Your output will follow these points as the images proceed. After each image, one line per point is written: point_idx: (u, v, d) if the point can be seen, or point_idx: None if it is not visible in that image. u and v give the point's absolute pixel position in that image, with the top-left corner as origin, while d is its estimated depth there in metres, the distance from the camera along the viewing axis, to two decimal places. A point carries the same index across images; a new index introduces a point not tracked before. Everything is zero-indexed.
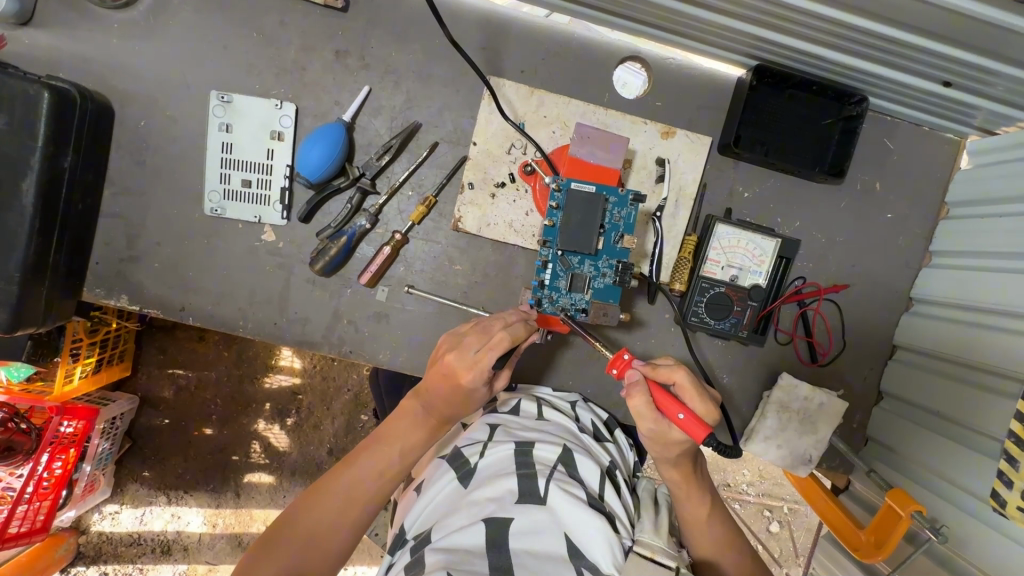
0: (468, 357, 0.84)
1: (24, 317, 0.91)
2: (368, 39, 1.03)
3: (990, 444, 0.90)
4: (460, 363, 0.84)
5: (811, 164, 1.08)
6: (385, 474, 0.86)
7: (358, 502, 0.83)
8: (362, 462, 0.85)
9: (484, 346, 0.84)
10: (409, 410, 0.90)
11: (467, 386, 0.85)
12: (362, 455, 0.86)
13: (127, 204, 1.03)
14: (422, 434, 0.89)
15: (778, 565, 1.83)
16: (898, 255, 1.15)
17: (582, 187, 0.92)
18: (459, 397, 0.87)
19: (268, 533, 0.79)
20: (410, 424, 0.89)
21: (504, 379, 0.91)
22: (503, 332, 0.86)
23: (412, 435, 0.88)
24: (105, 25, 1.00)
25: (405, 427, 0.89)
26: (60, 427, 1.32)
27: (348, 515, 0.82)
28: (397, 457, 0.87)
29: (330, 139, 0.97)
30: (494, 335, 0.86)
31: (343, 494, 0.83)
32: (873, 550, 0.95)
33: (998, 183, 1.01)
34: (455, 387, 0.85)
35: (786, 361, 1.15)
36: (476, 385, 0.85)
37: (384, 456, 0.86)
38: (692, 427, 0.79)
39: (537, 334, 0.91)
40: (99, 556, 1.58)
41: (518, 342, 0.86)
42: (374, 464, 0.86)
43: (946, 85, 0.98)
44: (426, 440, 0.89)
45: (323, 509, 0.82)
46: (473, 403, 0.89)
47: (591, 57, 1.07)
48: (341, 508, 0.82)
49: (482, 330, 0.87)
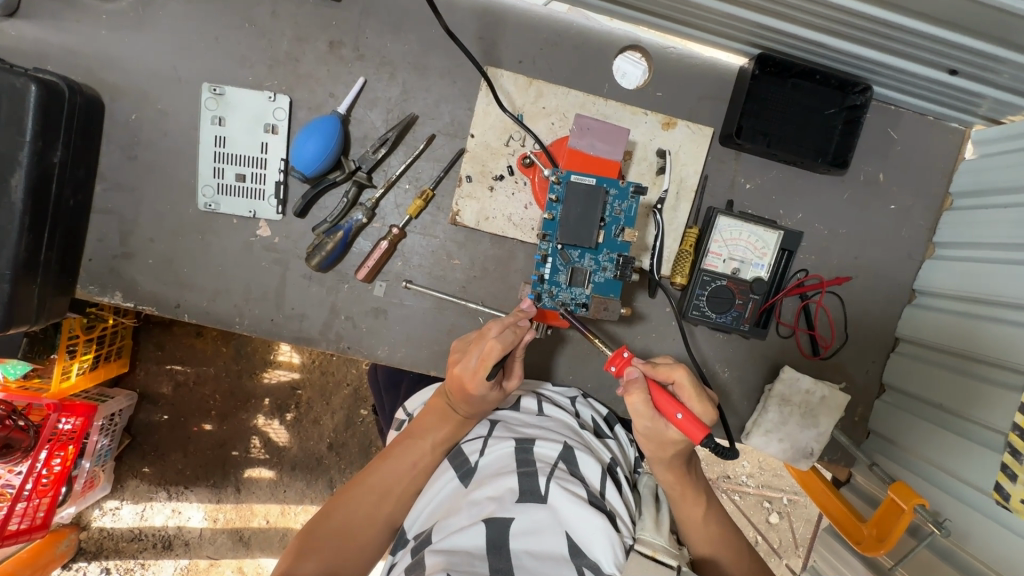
0: (471, 366, 0.84)
1: (18, 315, 0.90)
2: (363, 29, 1.01)
3: (994, 437, 0.89)
4: (463, 372, 0.85)
5: (814, 154, 1.07)
6: (418, 466, 0.85)
7: (392, 494, 0.83)
8: (395, 454, 0.86)
9: (480, 358, 0.84)
10: (437, 407, 0.90)
11: (476, 394, 0.85)
12: (394, 449, 0.86)
13: (119, 199, 1.01)
14: (449, 429, 0.88)
15: (779, 556, 1.84)
16: (901, 246, 1.14)
17: (582, 180, 0.91)
18: (474, 401, 0.87)
19: (306, 527, 0.79)
20: (440, 417, 0.89)
21: (515, 377, 0.91)
22: (493, 340, 0.84)
23: (441, 429, 0.88)
24: (94, 15, 0.98)
25: (432, 421, 0.89)
26: (58, 424, 1.30)
27: (382, 509, 0.82)
28: (428, 448, 0.86)
29: (325, 132, 0.96)
30: (488, 343, 0.85)
31: (377, 487, 0.83)
32: (874, 544, 0.95)
33: (1003, 173, 1.00)
34: (462, 395, 0.86)
35: (788, 354, 1.14)
36: (484, 392, 0.85)
37: (416, 448, 0.86)
38: (691, 427, 0.78)
39: (532, 332, 0.89)
40: (100, 552, 1.58)
41: (509, 349, 0.84)
42: (406, 456, 0.85)
43: (953, 73, 0.96)
44: (456, 432, 0.88)
45: (358, 503, 0.81)
46: (488, 404, 0.88)
47: (591, 46, 1.05)
48: (375, 501, 0.82)
49: (478, 336, 0.86)
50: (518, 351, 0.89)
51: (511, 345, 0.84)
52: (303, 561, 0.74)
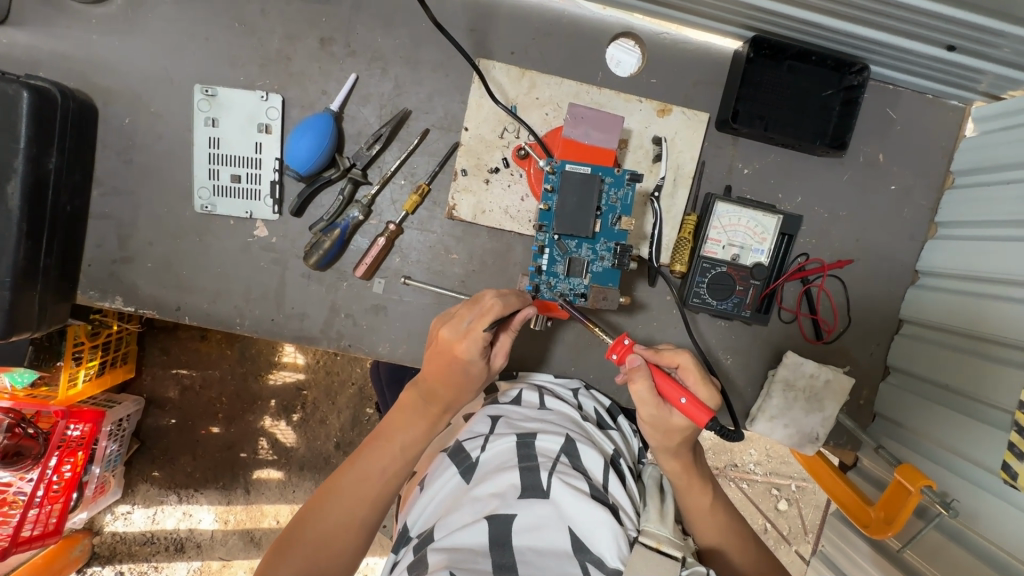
0: (462, 328, 0.85)
1: (19, 322, 0.90)
2: (354, 25, 1.00)
3: (1002, 416, 0.88)
4: (452, 335, 0.86)
5: (812, 136, 1.05)
6: (389, 469, 0.85)
7: (365, 500, 0.82)
8: (365, 457, 0.85)
9: (477, 316, 0.85)
10: (410, 401, 0.89)
11: (465, 356, 0.85)
12: (364, 451, 0.86)
13: (117, 204, 1.01)
14: (422, 424, 0.88)
15: (789, 543, 1.83)
16: (902, 227, 1.13)
17: (577, 169, 0.90)
18: (457, 372, 0.87)
19: (281, 535, 0.79)
20: (411, 415, 0.88)
21: (502, 356, 0.91)
22: (494, 299, 0.85)
23: (413, 426, 0.87)
24: (83, 20, 0.98)
25: (405, 418, 0.88)
26: (66, 430, 1.31)
27: (357, 515, 0.81)
28: (398, 451, 0.86)
29: (318, 129, 0.96)
30: (486, 304, 0.85)
31: (349, 494, 0.82)
32: (881, 527, 0.94)
33: (1004, 150, 0.99)
34: (450, 358, 0.86)
35: (791, 339, 1.13)
36: (473, 356, 0.85)
37: (387, 451, 0.85)
38: (693, 412, 0.78)
39: (532, 309, 0.87)
40: (113, 556, 1.59)
41: (509, 311, 0.85)
42: (377, 459, 0.85)
43: (951, 49, 0.95)
44: (428, 430, 0.88)
45: (332, 510, 0.81)
46: (472, 380, 0.89)
47: (583, 35, 1.04)
48: (349, 508, 0.82)
49: (472, 302, 0.87)
50: (517, 324, 0.88)
51: (511, 306, 0.85)
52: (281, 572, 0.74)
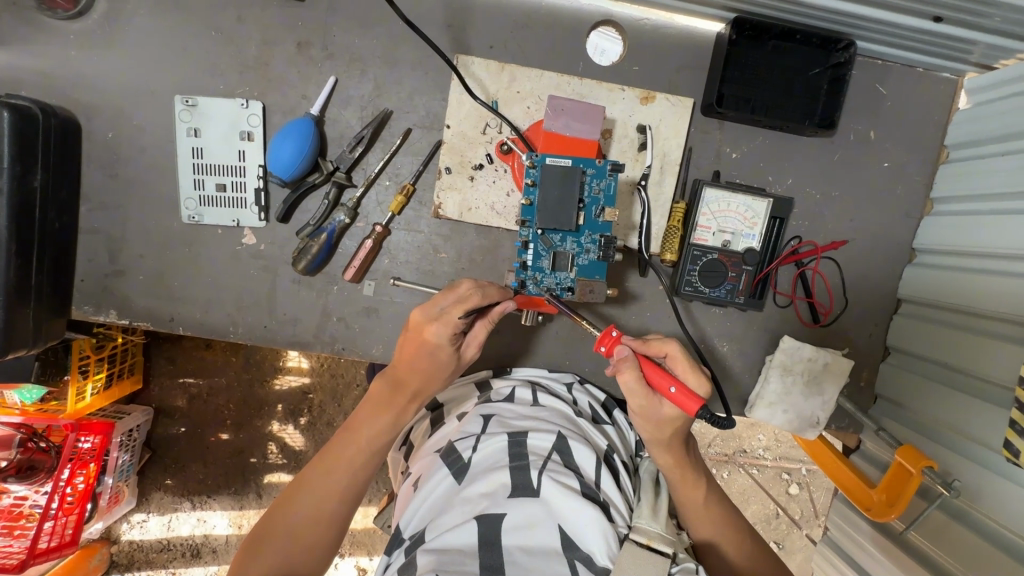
0: (434, 312, 0.85)
1: (14, 340, 0.91)
2: (330, 27, 1.00)
3: (1004, 394, 0.86)
4: (424, 316, 0.85)
5: (801, 116, 1.03)
6: (355, 462, 0.85)
7: (334, 493, 0.83)
8: (332, 452, 0.86)
9: (453, 302, 0.85)
10: (376, 392, 0.90)
11: (433, 339, 0.85)
12: (332, 446, 0.87)
13: (106, 218, 1.02)
14: (387, 415, 0.88)
15: (800, 527, 1.82)
16: (898, 204, 1.11)
17: (558, 162, 0.89)
18: (425, 357, 0.87)
19: (252, 532, 0.80)
20: (376, 407, 0.89)
21: (474, 346, 0.91)
22: (473, 288, 0.85)
23: (379, 417, 0.88)
24: (61, 37, 0.98)
25: (371, 410, 0.89)
26: (77, 443, 1.33)
27: (325, 508, 0.82)
28: (364, 443, 0.87)
29: (300, 134, 0.95)
30: (461, 290, 0.85)
31: (318, 489, 0.83)
32: (884, 510, 0.93)
33: (998, 121, 0.96)
34: (419, 342, 0.86)
35: (788, 323, 1.12)
36: (442, 341, 0.85)
37: (352, 444, 0.87)
38: (684, 401, 0.76)
39: (508, 303, 0.87)
40: (132, 563, 1.62)
41: (488, 302, 0.85)
42: (343, 452, 0.86)
43: (938, 20, 0.93)
44: (393, 421, 0.88)
45: (300, 504, 0.82)
46: (441, 367, 0.89)
47: (563, 25, 1.03)
48: (317, 502, 0.82)
49: (447, 287, 0.87)
50: (494, 317, 0.88)
51: (490, 299, 0.85)
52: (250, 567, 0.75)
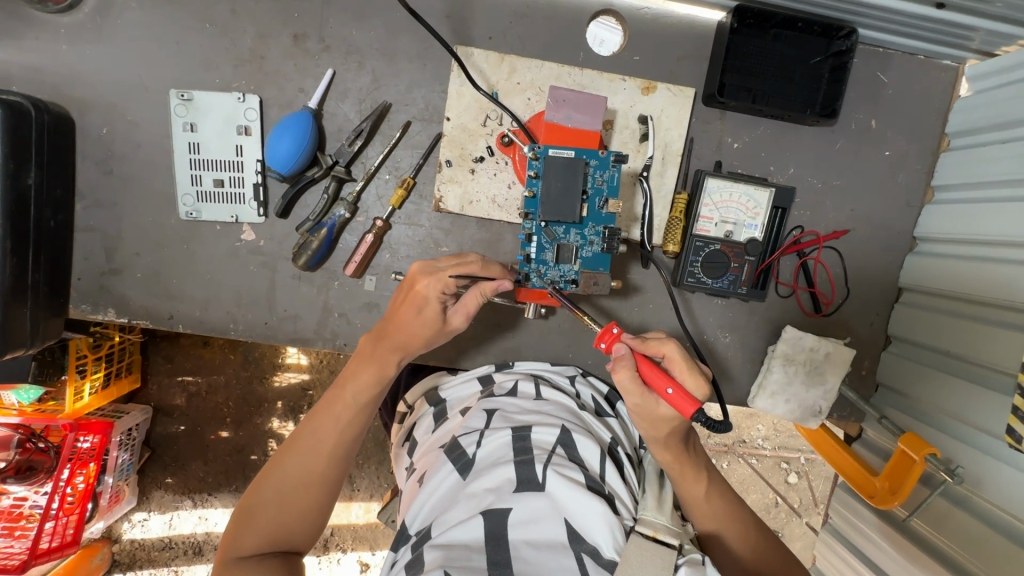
0: (428, 267, 0.86)
1: (11, 340, 0.89)
2: (327, 19, 0.98)
3: (1006, 380, 0.87)
4: (420, 270, 0.86)
5: (803, 105, 1.02)
6: (342, 422, 0.84)
7: (321, 455, 0.82)
8: (320, 413, 0.85)
9: (452, 264, 0.85)
10: (364, 349, 0.88)
11: (423, 292, 0.85)
12: (319, 407, 0.85)
13: (102, 216, 1.01)
14: (372, 369, 0.86)
15: (800, 515, 1.83)
16: (898, 193, 1.11)
17: (561, 153, 0.88)
18: (412, 310, 0.86)
19: (244, 496, 0.81)
20: (362, 363, 0.87)
21: (461, 316, 0.88)
22: (476, 258, 0.86)
23: (364, 373, 0.86)
24: (52, 30, 0.96)
25: (357, 365, 0.87)
26: (77, 443, 1.32)
27: (314, 469, 0.82)
28: (350, 400, 0.85)
29: (298, 128, 0.94)
30: (466, 258, 0.86)
31: (306, 451, 0.82)
32: (887, 497, 0.94)
33: (998, 108, 0.97)
34: (411, 293, 0.86)
35: (790, 314, 1.12)
36: (431, 296, 0.85)
37: (339, 402, 0.85)
38: (680, 402, 0.76)
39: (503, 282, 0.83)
40: (134, 562, 1.61)
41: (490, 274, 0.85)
42: (330, 412, 0.84)
43: (940, 7, 0.92)
44: (380, 377, 0.86)
45: (289, 467, 0.81)
46: (423, 324, 0.86)
47: (563, 15, 1.02)
48: (306, 465, 0.82)
49: (453, 255, 0.88)
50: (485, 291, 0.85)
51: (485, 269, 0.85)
52: (244, 534, 0.76)
